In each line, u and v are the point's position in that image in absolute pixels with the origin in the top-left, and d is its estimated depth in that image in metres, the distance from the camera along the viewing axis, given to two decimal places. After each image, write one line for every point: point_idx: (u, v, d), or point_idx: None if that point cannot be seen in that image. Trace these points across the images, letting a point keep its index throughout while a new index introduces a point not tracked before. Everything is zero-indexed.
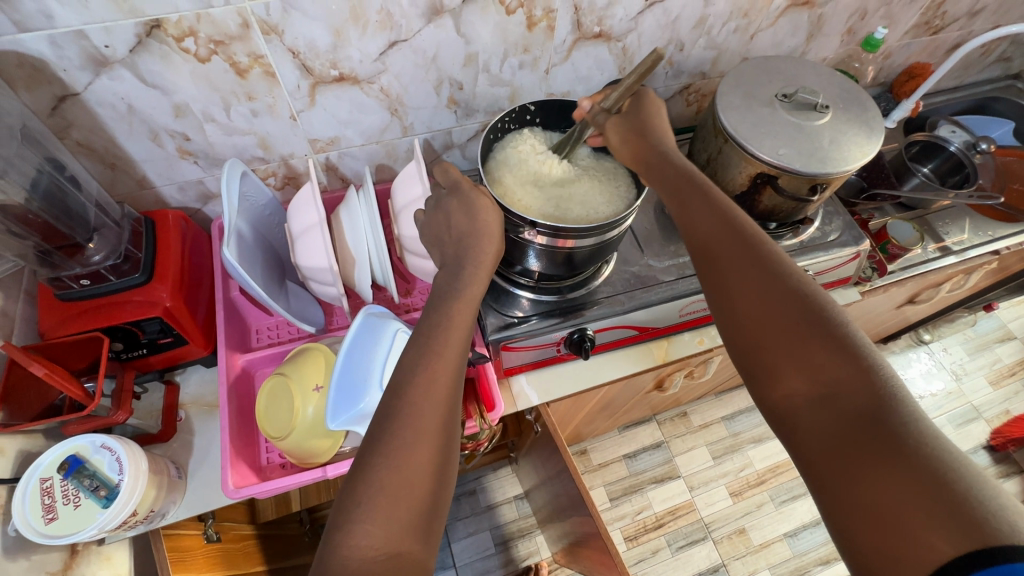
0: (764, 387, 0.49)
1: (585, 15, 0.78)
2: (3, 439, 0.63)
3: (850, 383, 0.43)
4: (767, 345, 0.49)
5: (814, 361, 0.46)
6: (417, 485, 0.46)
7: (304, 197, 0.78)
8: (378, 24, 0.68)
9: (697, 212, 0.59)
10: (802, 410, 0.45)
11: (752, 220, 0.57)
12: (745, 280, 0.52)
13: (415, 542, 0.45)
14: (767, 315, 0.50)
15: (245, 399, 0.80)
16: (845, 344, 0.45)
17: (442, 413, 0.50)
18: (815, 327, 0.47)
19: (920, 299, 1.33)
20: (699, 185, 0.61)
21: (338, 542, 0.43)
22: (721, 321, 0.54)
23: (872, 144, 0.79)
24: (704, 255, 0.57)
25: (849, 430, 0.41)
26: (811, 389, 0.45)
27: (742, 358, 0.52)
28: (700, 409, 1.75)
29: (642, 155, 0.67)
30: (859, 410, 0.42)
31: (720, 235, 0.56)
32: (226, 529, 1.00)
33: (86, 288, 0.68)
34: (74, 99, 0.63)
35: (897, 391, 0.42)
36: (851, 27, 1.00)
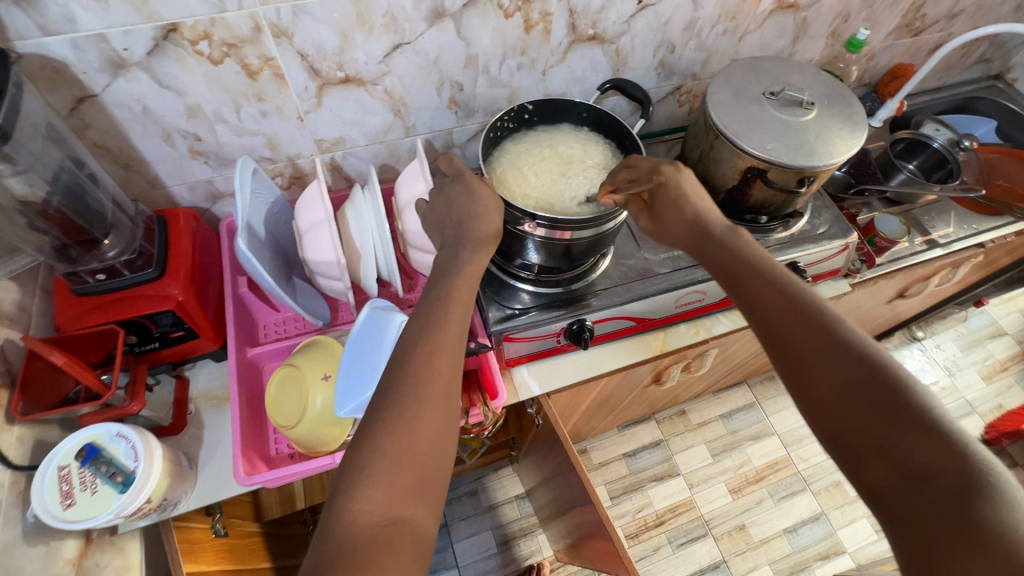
0: (849, 470, 0.46)
1: (580, 18, 0.82)
2: (22, 428, 0.65)
3: (939, 466, 0.41)
4: (845, 420, 0.47)
5: (904, 450, 0.43)
6: (418, 452, 0.50)
7: (310, 194, 0.81)
8: (383, 27, 0.71)
9: (761, 286, 0.57)
10: (889, 492, 0.43)
11: (818, 294, 0.55)
12: (815, 351, 0.50)
13: (417, 508, 0.48)
14: (850, 397, 0.47)
15: (254, 391, 0.82)
16: (937, 433, 0.43)
17: (443, 388, 0.54)
18: (904, 413, 0.44)
19: (910, 293, 1.37)
20: (758, 261, 0.60)
21: (343, 505, 0.47)
22: (795, 397, 0.51)
23: (856, 137, 0.82)
24: (764, 321, 0.55)
25: (948, 527, 0.39)
26: (903, 478, 0.43)
27: (822, 438, 0.49)
28: (698, 407, 1.77)
29: (692, 236, 0.68)
30: (952, 496, 0.40)
31: (785, 306, 0.54)
32: (233, 525, 1.01)
33: (102, 282, 0.70)
34: (92, 100, 0.66)
35: (996, 484, 0.40)
36: (834, 29, 1.05)
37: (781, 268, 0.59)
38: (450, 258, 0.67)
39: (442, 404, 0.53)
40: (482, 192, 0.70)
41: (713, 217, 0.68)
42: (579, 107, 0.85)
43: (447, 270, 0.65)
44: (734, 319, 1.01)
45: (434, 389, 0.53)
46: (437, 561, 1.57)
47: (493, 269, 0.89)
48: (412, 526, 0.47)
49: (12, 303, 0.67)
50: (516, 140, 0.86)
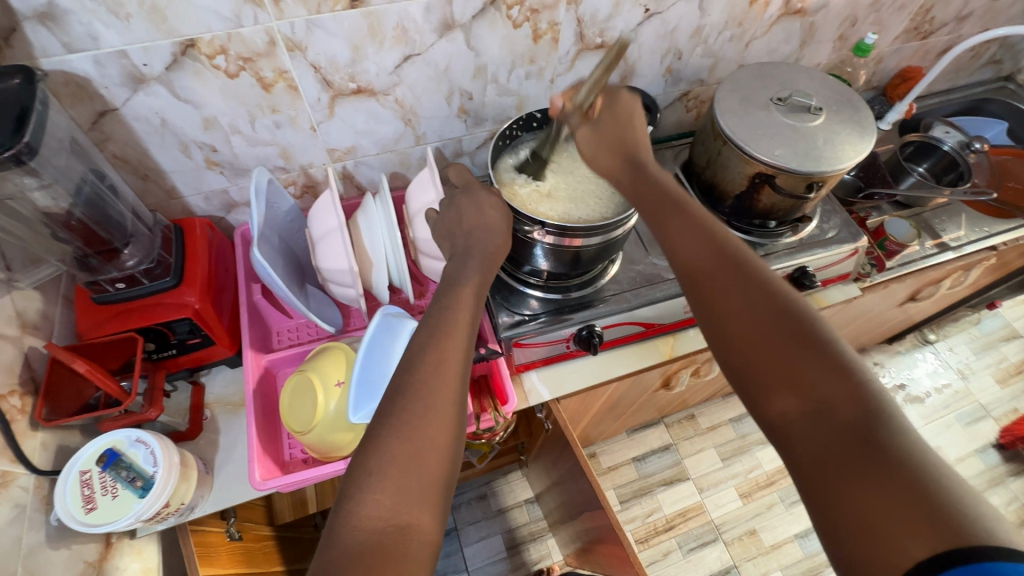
0: (757, 403, 0.48)
1: (587, 27, 0.82)
2: (45, 434, 0.66)
3: (838, 398, 0.43)
4: (758, 357, 0.48)
5: (805, 378, 0.45)
6: (427, 458, 0.51)
7: (323, 203, 0.82)
8: (394, 39, 0.73)
9: (684, 230, 0.58)
10: (794, 422, 0.44)
11: (736, 240, 0.56)
12: (733, 295, 0.52)
13: (423, 514, 0.49)
14: (760, 333, 0.49)
15: (268, 397, 0.84)
16: (835, 363, 0.45)
17: (452, 396, 0.55)
18: (807, 346, 0.46)
19: (921, 296, 1.36)
20: (684, 203, 0.60)
21: (351, 510, 0.48)
22: (710, 338, 0.53)
23: (864, 142, 0.83)
24: (692, 268, 0.56)
25: (841, 447, 0.41)
26: (805, 405, 0.44)
27: (732, 375, 0.51)
28: (707, 411, 1.77)
29: (621, 167, 0.66)
30: (849, 422, 0.42)
31: (708, 252, 0.55)
32: (247, 529, 1.02)
33: (121, 291, 0.72)
34: (113, 114, 0.68)
35: (882, 404, 0.42)
36: (842, 34, 1.05)
37: (704, 213, 0.59)
38: (461, 266, 0.68)
39: (452, 411, 0.54)
40: (493, 200, 0.71)
41: (649, 161, 0.66)
42: None
43: (458, 278, 0.67)
44: None
45: (444, 397, 0.54)
46: (447, 565, 1.58)
47: (503, 275, 0.90)
48: (418, 532, 0.48)
49: (36, 312, 0.69)
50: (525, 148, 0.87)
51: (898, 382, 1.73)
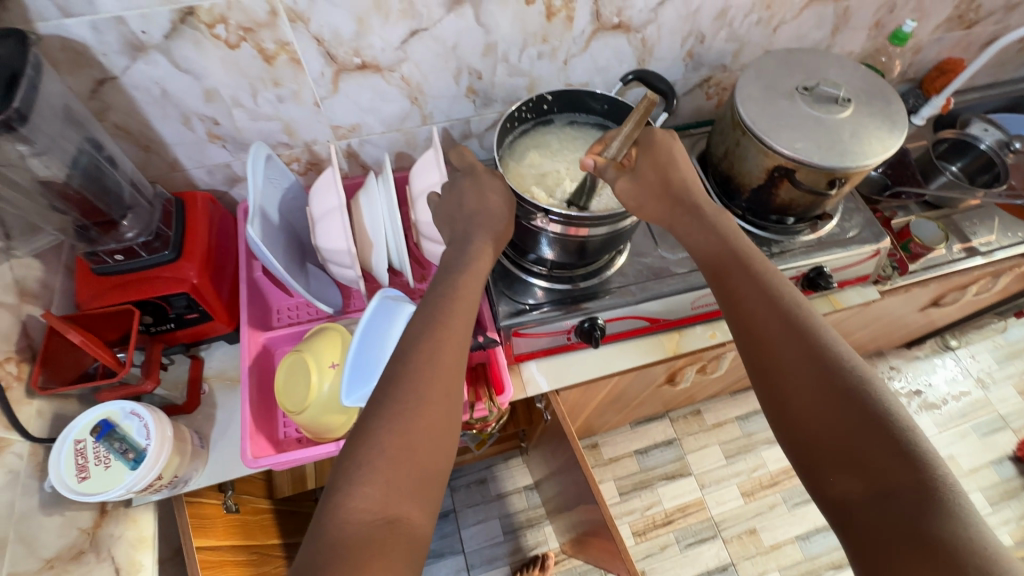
0: (815, 478, 0.49)
1: (604, 6, 0.78)
2: (41, 402, 0.67)
3: (901, 480, 0.44)
4: (819, 432, 0.49)
5: (868, 456, 0.46)
6: (417, 450, 0.50)
7: (325, 181, 0.80)
8: (400, 13, 0.70)
9: (749, 291, 0.58)
10: (854, 500, 0.45)
11: (807, 304, 0.56)
12: (794, 366, 0.52)
13: (413, 507, 0.48)
14: (825, 407, 0.49)
15: (265, 375, 0.83)
16: (901, 445, 0.45)
17: (441, 386, 0.54)
18: (874, 423, 0.47)
19: (945, 301, 1.31)
20: (749, 264, 0.60)
21: (338, 502, 0.47)
22: (774, 406, 0.53)
23: (892, 138, 0.78)
24: (754, 331, 0.57)
25: (901, 536, 0.41)
26: (865, 484, 0.45)
27: (792, 445, 0.51)
28: (714, 407, 1.74)
29: (677, 214, 0.67)
30: (910, 508, 0.42)
31: (772, 317, 0.56)
32: (244, 501, 1.04)
33: (120, 263, 0.72)
34: (112, 82, 0.67)
35: (946, 488, 0.42)
36: (878, 20, 0.98)
37: (771, 274, 0.60)
38: (460, 252, 0.66)
39: (442, 402, 0.53)
40: (491, 182, 0.70)
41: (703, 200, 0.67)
42: (601, 99, 0.81)
43: (456, 266, 0.65)
44: None
45: (435, 391, 0.53)
46: (444, 545, 1.60)
47: (506, 263, 0.88)
48: (408, 524, 0.47)
49: (34, 280, 0.69)
50: (530, 131, 0.83)
51: (914, 388, 1.68)
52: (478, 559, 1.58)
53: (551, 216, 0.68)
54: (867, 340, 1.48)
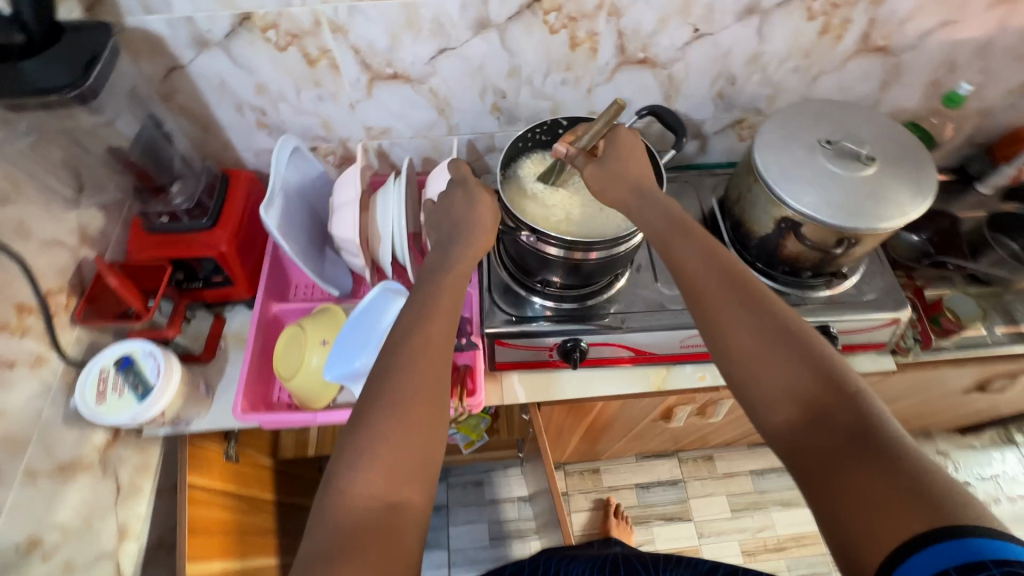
0: (758, 415, 0.53)
1: (630, 41, 0.81)
2: (81, 331, 0.78)
3: (835, 403, 0.48)
4: (762, 373, 0.52)
5: (805, 388, 0.50)
6: (415, 437, 0.55)
7: (348, 176, 0.88)
8: (430, 32, 0.76)
9: (687, 254, 0.62)
10: (795, 428, 0.49)
11: (737, 258, 0.60)
12: (735, 318, 0.56)
13: (413, 490, 0.54)
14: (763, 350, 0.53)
15: (270, 341, 0.91)
16: (833, 375, 0.50)
17: (432, 378, 0.59)
18: (805, 359, 0.51)
19: (993, 387, 1.20)
20: (688, 227, 0.63)
21: (344, 489, 0.52)
22: (718, 357, 0.57)
23: (914, 205, 0.75)
24: (697, 289, 0.59)
25: (840, 450, 0.46)
26: (804, 412, 0.49)
27: (737, 390, 0.55)
28: (728, 456, 1.68)
29: (626, 198, 0.69)
30: (845, 426, 0.46)
31: (712, 275, 0.59)
32: (245, 454, 1.14)
33: (164, 223, 0.82)
34: (181, 70, 0.78)
35: (871, 405, 0.47)
36: (936, 79, 0.93)
37: (708, 236, 0.63)
38: (442, 255, 0.70)
39: (434, 391, 0.58)
40: (481, 197, 0.73)
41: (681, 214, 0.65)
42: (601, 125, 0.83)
43: (437, 267, 0.69)
44: None
45: (425, 385, 0.58)
46: (432, 538, 1.64)
47: (505, 275, 0.91)
48: (410, 505, 0.53)
49: (96, 228, 0.81)
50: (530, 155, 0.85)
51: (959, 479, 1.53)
52: (461, 558, 1.61)
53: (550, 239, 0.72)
54: (902, 416, 1.37)
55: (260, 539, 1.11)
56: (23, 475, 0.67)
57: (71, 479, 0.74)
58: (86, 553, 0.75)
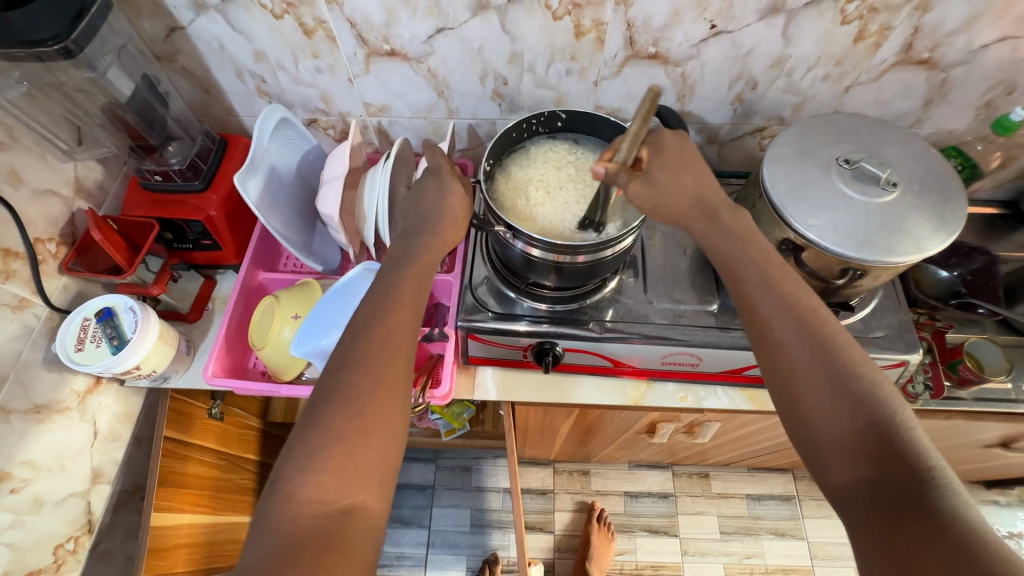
0: (818, 468, 0.51)
1: (639, 33, 0.75)
2: (70, 279, 0.81)
3: (899, 471, 0.46)
4: (827, 426, 0.50)
5: (870, 450, 0.48)
6: (371, 435, 0.50)
7: (338, 152, 0.87)
8: (427, 10, 0.73)
9: (758, 291, 0.58)
10: (857, 490, 0.47)
11: (815, 301, 0.57)
12: (803, 365, 0.53)
13: (368, 495, 0.49)
14: (833, 405, 0.50)
15: (251, 310, 0.93)
16: (904, 441, 0.47)
17: (394, 370, 0.55)
18: (874, 420, 0.49)
19: (1019, 445, 1.09)
20: (761, 263, 0.61)
21: (290, 492, 0.47)
22: (781, 403, 0.54)
23: (932, 239, 0.67)
24: (762, 327, 0.57)
25: (901, 520, 0.44)
26: (867, 474, 0.47)
27: (800, 443, 0.53)
28: (725, 477, 1.62)
29: (693, 220, 0.66)
30: (910, 498, 0.44)
31: (783, 315, 0.56)
32: (232, 413, 1.16)
33: (158, 182, 0.84)
34: (181, 31, 0.78)
35: (942, 477, 0.45)
36: (989, 100, 0.83)
37: (782, 272, 0.60)
38: (409, 243, 0.68)
39: (396, 386, 0.54)
40: (453, 187, 0.71)
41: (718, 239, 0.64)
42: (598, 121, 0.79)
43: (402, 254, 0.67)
44: (734, 398, 0.89)
45: (388, 379, 0.54)
46: (414, 516, 1.66)
47: (488, 269, 0.89)
48: (364, 511, 0.48)
49: (93, 181, 0.84)
50: (519, 151, 0.82)
51: None
52: (440, 539, 1.63)
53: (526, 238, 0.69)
54: None
55: (236, 496, 1.14)
56: None
57: (46, 420, 0.77)
58: (56, 491, 0.79)
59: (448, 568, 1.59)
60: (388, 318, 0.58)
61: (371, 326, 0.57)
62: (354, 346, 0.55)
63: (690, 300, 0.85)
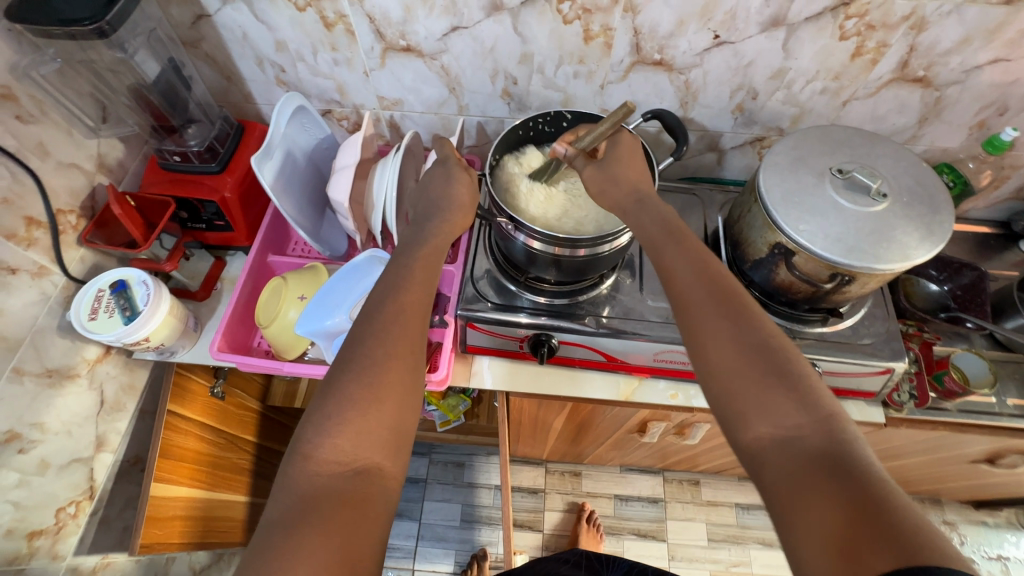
0: (731, 430, 0.49)
1: (645, 40, 0.79)
2: (87, 251, 0.84)
3: (808, 429, 0.46)
4: (740, 387, 0.49)
5: (780, 409, 0.47)
6: (385, 401, 0.53)
7: (350, 141, 0.90)
8: (443, 9, 0.76)
9: (677, 263, 0.58)
10: (767, 448, 0.46)
11: (727, 272, 0.57)
12: (718, 330, 0.52)
13: (382, 457, 0.52)
14: (744, 367, 0.50)
15: (258, 291, 0.95)
16: (810, 400, 0.47)
17: (405, 345, 0.57)
18: (783, 380, 0.48)
19: (1005, 463, 1.11)
20: (680, 236, 0.60)
21: (309, 454, 0.50)
22: (696, 368, 0.53)
23: (919, 249, 0.69)
24: (681, 296, 0.56)
25: (811, 475, 0.43)
26: (778, 433, 0.46)
27: (715, 408, 0.51)
28: (715, 484, 1.63)
29: (625, 203, 0.66)
30: (820, 455, 0.44)
31: (699, 284, 0.56)
32: (233, 393, 1.19)
33: (176, 163, 0.87)
34: (207, 19, 0.81)
35: (846, 433, 0.45)
36: (983, 120, 0.86)
37: (699, 246, 0.60)
38: (415, 229, 0.71)
39: (404, 359, 0.56)
40: (460, 175, 0.75)
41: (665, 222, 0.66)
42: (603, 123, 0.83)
43: (408, 239, 0.70)
44: None
45: (391, 352, 0.56)
46: (406, 508, 1.68)
47: (489, 262, 0.92)
48: (379, 472, 0.51)
49: (114, 158, 0.87)
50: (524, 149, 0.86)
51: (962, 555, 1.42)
52: (430, 533, 1.64)
53: (528, 231, 0.72)
54: (904, 476, 1.29)
55: (232, 475, 1.17)
56: (11, 372, 0.73)
57: (57, 385, 0.80)
58: (60, 455, 0.81)
59: (436, 561, 1.60)
60: (392, 297, 0.60)
61: (375, 303, 0.59)
62: (358, 321, 0.58)
63: None
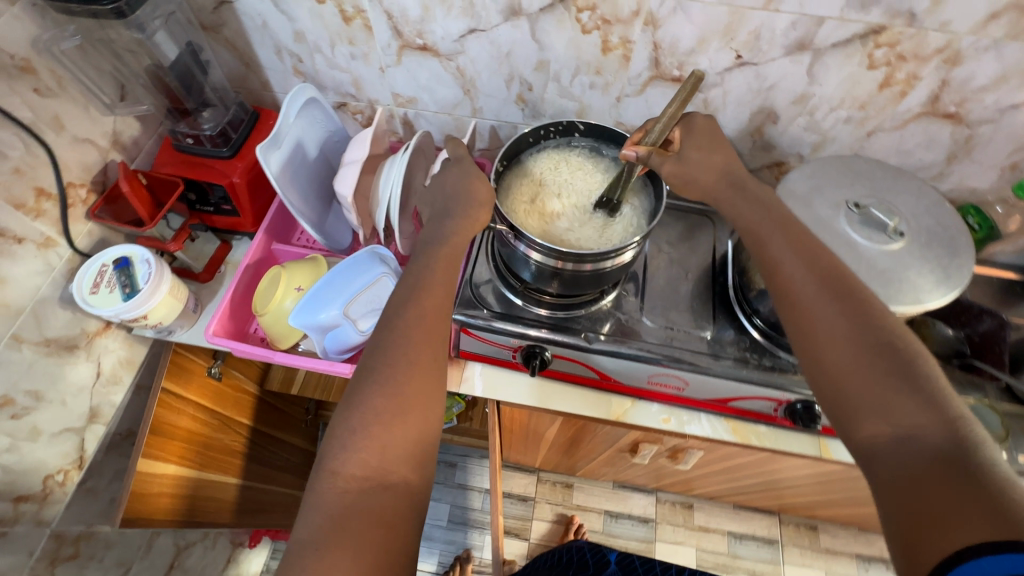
0: (842, 425, 0.48)
1: (665, 55, 0.77)
2: (95, 226, 0.86)
3: (927, 425, 0.44)
4: (852, 381, 0.48)
5: (893, 402, 0.46)
6: (409, 413, 0.52)
7: (360, 136, 0.90)
8: (461, 10, 0.76)
9: (783, 254, 0.58)
10: (881, 445, 0.45)
11: (845, 267, 0.56)
12: (830, 323, 0.52)
13: (408, 469, 0.51)
14: (859, 361, 0.49)
15: (258, 278, 0.96)
16: (930, 396, 0.45)
17: (422, 356, 0.56)
18: (899, 375, 0.47)
19: None
20: (788, 226, 0.60)
21: (335, 470, 0.49)
22: (804, 361, 0.53)
23: (932, 293, 0.66)
24: (788, 288, 0.56)
25: (925, 469, 0.42)
26: (893, 428, 0.45)
27: (825, 403, 0.51)
28: (709, 510, 1.59)
29: (719, 186, 0.65)
30: (937, 450, 0.42)
31: (810, 276, 0.55)
32: (230, 375, 1.20)
33: (189, 145, 0.88)
34: (229, 5, 0.81)
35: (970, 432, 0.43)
36: (1015, 162, 0.82)
37: (811, 239, 0.59)
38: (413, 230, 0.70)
39: (414, 370, 0.55)
40: (462, 180, 0.74)
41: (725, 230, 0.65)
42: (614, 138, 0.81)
43: None
44: (717, 428, 0.89)
45: (375, 356, 0.55)
46: None
47: (490, 268, 0.91)
48: (405, 485, 0.50)
49: (129, 137, 0.89)
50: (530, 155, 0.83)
51: None
52: None
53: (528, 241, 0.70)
54: None
55: (225, 457, 1.18)
56: (11, 339, 0.75)
57: (55, 354, 0.82)
58: (53, 423, 0.83)
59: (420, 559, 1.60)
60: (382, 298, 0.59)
61: None
62: None
63: (684, 323, 0.86)
